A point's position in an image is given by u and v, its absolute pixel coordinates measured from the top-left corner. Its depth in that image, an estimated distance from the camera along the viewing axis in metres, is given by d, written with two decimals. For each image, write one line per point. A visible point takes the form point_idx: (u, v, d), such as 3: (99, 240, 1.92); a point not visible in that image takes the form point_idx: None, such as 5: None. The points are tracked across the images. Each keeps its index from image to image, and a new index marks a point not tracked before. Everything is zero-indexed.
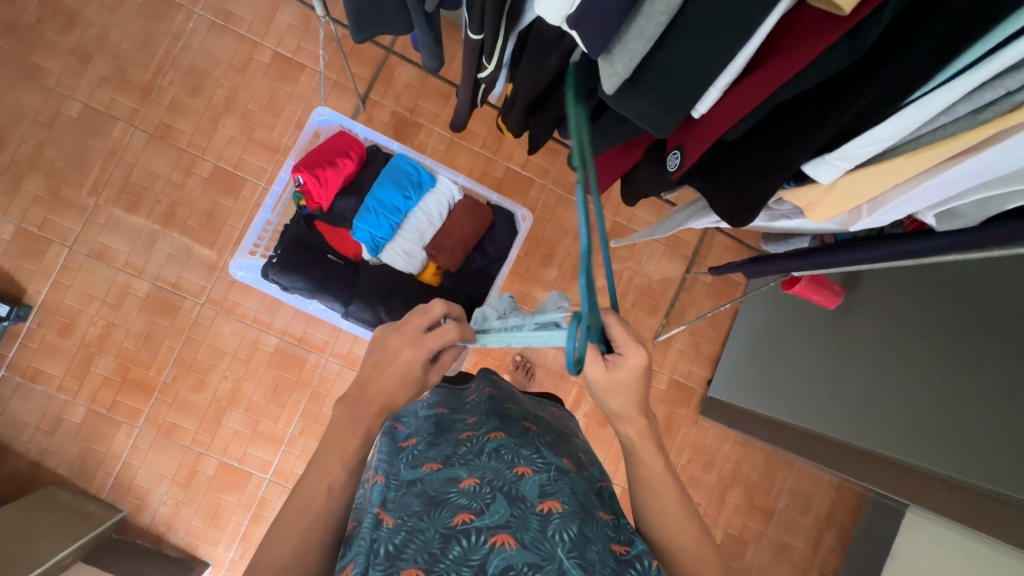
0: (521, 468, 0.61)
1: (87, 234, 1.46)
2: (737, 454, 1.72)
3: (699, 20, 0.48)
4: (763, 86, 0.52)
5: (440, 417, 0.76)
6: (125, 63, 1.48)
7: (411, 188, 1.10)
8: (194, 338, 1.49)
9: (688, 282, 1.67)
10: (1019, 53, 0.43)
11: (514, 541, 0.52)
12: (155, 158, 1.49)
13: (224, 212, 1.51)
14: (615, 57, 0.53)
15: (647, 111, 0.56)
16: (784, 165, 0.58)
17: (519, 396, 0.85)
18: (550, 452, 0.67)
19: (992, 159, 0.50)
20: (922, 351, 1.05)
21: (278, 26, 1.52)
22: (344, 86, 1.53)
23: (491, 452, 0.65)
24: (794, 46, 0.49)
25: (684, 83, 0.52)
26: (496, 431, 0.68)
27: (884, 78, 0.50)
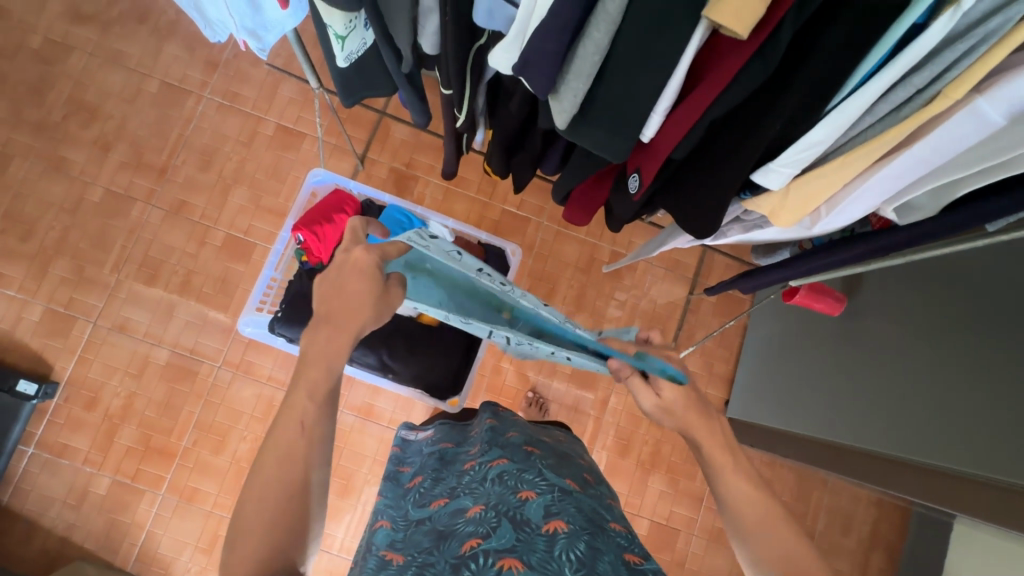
0: (523, 490, 0.62)
1: (109, 309, 1.53)
2: (766, 475, 1.67)
3: (626, 60, 0.53)
4: (698, 107, 0.57)
5: (444, 451, 0.79)
6: (142, 148, 1.60)
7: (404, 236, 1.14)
8: (213, 401, 1.53)
9: (693, 303, 1.67)
10: (913, 56, 0.48)
11: (521, 563, 0.52)
12: (171, 232, 1.58)
13: (236, 276, 1.58)
14: (561, 96, 0.58)
15: (601, 139, 0.61)
16: (734, 174, 0.63)
17: (523, 423, 0.87)
18: (553, 474, 0.67)
19: (926, 150, 0.55)
20: (935, 349, 1.03)
21: (279, 101, 1.64)
22: (342, 148, 1.62)
23: (494, 478, 0.65)
24: (718, 69, 0.54)
25: (628, 113, 0.58)
26: (498, 458, 0.69)
27: (798, 86, 0.54)
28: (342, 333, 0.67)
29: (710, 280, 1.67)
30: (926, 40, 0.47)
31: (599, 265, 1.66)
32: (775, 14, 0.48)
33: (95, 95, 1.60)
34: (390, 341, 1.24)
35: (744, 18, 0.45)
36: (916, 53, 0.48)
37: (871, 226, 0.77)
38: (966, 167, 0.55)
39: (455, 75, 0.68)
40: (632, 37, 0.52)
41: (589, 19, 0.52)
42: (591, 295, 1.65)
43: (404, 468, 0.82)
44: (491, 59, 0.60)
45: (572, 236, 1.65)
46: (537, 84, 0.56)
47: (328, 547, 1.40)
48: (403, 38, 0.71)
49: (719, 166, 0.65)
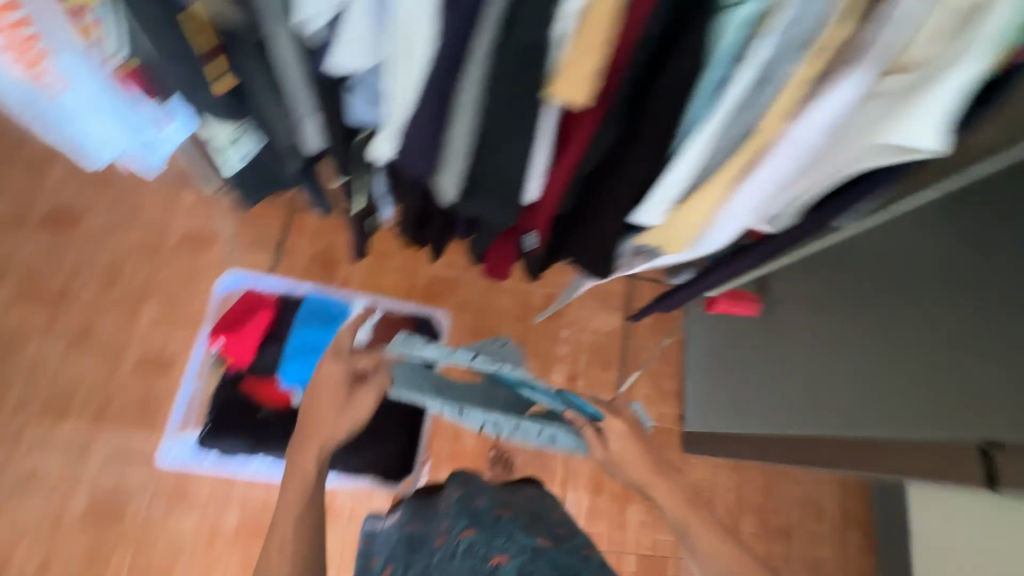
0: (494, 556, 0.60)
1: (11, 461, 1.37)
2: (735, 480, 1.71)
3: (493, 137, 0.58)
4: (568, 166, 0.62)
5: (411, 531, 0.75)
6: (34, 279, 1.49)
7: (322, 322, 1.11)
8: (148, 539, 1.37)
9: (630, 328, 1.74)
10: (730, 100, 0.52)
11: None
12: (77, 362, 1.45)
13: (159, 395, 1.46)
14: (445, 175, 0.62)
15: (492, 206, 0.65)
16: (617, 217, 0.67)
17: (490, 486, 0.86)
18: (524, 535, 0.66)
19: (766, 176, 0.57)
20: (847, 330, 1.10)
21: (184, 206, 1.59)
22: (258, 242, 1.59)
23: (464, 551, 0.63)
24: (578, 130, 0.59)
25: (509, 181, 0.62)
26: (467, 528, 0.67)
27: (646, 137, 0.59)
28: (316, 440, 0.75)
29: (641, 303, 1.74)
30: (736, 85, 0.51)
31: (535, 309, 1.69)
32: (608, 78, 0.53)
33: None
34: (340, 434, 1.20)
35: (583, 92, 0.50)
36: (731, 98, 0.52)
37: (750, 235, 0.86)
38: (806, 178, 0.61)
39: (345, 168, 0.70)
40: (492, 117, 0.55)
41: (451, 108, 0.55)
42: (533, 340, 1.67)
43: (371, 560, 0.78)
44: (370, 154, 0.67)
45: (504, 287, 1.69)
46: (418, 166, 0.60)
47: None
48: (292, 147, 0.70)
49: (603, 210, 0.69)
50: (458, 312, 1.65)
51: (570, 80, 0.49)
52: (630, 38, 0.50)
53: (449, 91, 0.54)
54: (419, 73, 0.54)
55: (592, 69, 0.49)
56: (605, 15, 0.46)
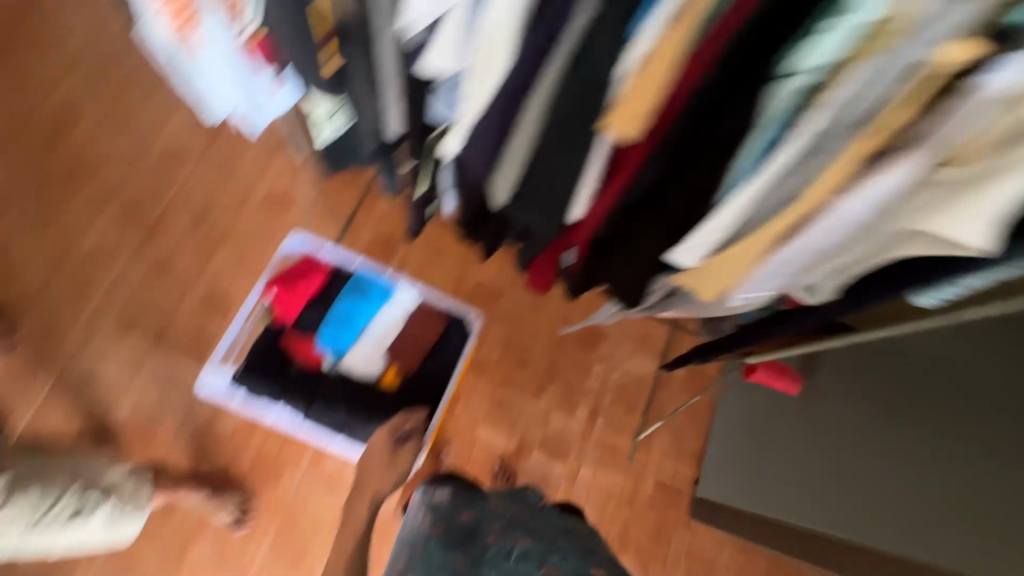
0: (521, 540, 0.94)
1: (80, 360, 1.65)
2: (738, 562, 1.66)
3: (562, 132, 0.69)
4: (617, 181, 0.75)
5: (471, 525, 0.99)
6: (136, 205, 1.81)
7: (374, 299, 1.43)
8: (169, 456, 1.60)
9: (663, 378, 1.79)
10: (788, 151, 0.57)
11: None
12: (151, 285, 1.74)
13: (211, 331, 1.72)
14: (504, 172, 0.79)
15: (537, 213, 0.83)
16: (660, 230, 0.77)
17: (536, 524, 1.03)
18: (570, 560, 0.90)
19: (828, 229, 0.64)
20: None
21: (272, 169, 1.88)
22: (327, 214, 1.85)
23: (518, 556, 0.89)
24: (619, 173, 0.74)
25: (548, 188, 0.78)
26: (520, 539, 0.93)
27: (693, 167, 0.67)
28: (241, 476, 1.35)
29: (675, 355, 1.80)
30: (816, 123, 0.54)
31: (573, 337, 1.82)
32: (662, 125, 0.65)
33: (96, 156, 1.83)
34: (363, 407, 1.36)
35: (634, 125, 0.63)
36: (788, 152, 0.57)
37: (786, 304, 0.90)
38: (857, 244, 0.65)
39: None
40: (551, 140, 0.71)
41: (516, 120, 0.72)
42: (565, 366, 1.80)
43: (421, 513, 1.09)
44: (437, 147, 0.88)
45: (547, 308, 1.83)
46: (476, 164, 0.79)
47: None
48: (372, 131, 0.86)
49: (631, 224, 0.81)
50: (498, 319, 1.81)
51: (618, 109, 0.63)
52: (689, 73, 0.58)
53: (516, 101, 0.70)
54: (491, 84, 0.68)
55: (643, 105, 0.61)
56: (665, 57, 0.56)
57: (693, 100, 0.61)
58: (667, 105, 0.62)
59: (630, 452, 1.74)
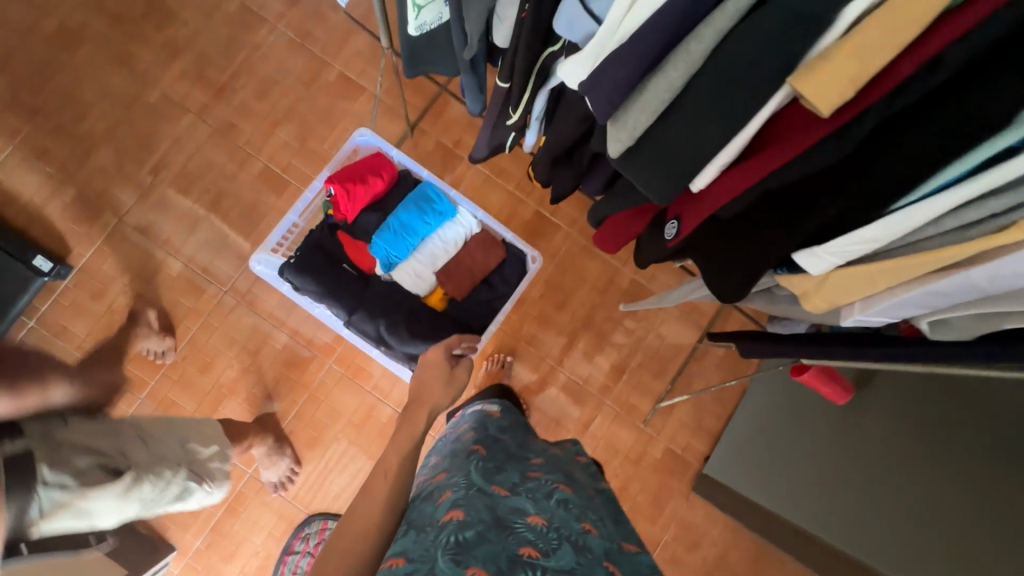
0: (561, 486, 0.95)
1: (139, 209, 1.69)
2: (726, 540, 1.68)
3: (724, 81, 0.57)
4: (759, 170, 0.62)
5: (512, 458, 1.03)
6: (207, 62, 1.76)
7: (433, 214, 1.39)
8: (210, 321, 1.66)
9: (700, 352, 1.74)
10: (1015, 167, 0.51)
11: (536, 551, 0.76)
12: (214, 149, 1.73)
13: (265, 208, 1.72)
14: (621, 123, 0.65)
15: (652, 180, 0.67)
16: (802, 227, 0.65)
17: (574, 473, 1.06)
18: (603, 521, 0.91)
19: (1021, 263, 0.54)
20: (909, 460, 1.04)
21: (348, 51, 1.78)
22: (396, 111, 1.77)
23: (558, 500, 0.90)
24: (763, 155, 0.62)
25: (679, 152, 0.63)
26: (560, 485, 0.95)
27: (888, 167, 0.58)
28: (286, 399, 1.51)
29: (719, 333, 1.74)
30: None
31: (617, 289, 1.77)
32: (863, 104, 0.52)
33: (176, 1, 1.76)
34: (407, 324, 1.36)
35: (825, 95, 0.49)
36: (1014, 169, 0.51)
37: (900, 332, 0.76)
38: None
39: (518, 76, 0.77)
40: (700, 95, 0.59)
41: (672, 51, 0.58)
42: (603, 317, 1.76)
43: (465, 435, 1.11)
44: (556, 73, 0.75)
45: (597, 255, 1.77)
46: (598, 105, 0.65)
47: (284, 492, 1.61)
48: (476, 42, 0.80)
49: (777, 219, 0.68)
50: (546, 256, 1.76)
51: (810, 68, 0.50)
52: (932, 38, 0.48)
53: (681, 29, 0.57)
54: (652, 8, 0.58)
55: (853, 73, 0.48)
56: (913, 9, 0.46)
57: (925, 73, 0.49)
58: (880, 76, 0.50)
59: (648, 416, 1.73)
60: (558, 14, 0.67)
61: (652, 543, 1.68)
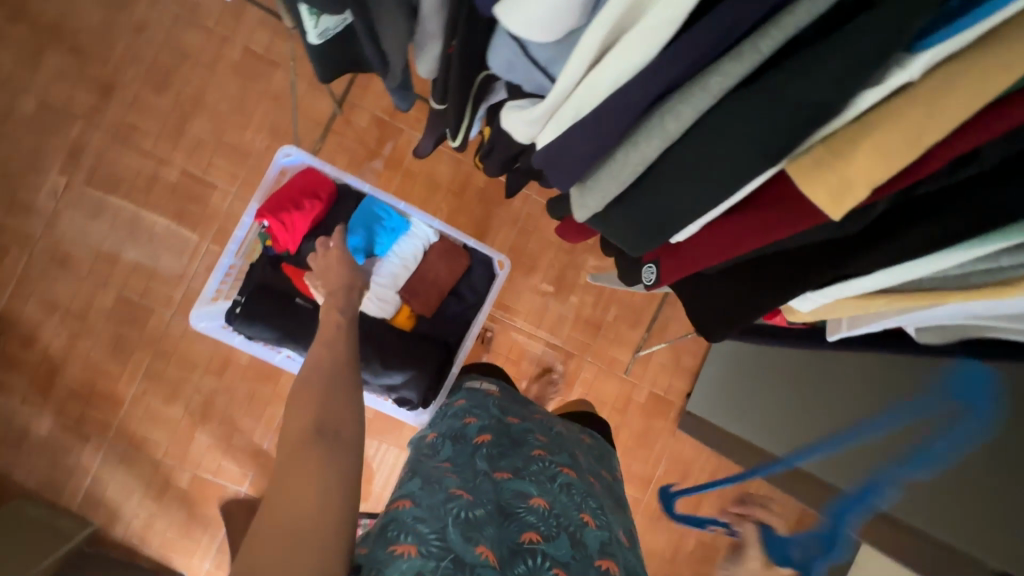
0: (566, 469, 0.91)
1: (48, 239, 1.50)
2: (713, 465, 1.80)
3: (699, 164, 0.46)
4: (741, 242, 0.54)
5: (512, 432, 1.01)
6: (83, 56, 1.50)
7: (385, 232, 1.32)
8: (164, 349, 1.55)
9: (672, 296, 1.76)
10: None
11: (537, 539, 0.74)
12: (119, 159, 1.53)
13: (193, 217, 1.56)
14: (587, 191, 0.55)
15: (627, 235, 0.57)
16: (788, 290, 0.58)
17: (573, 448, 1.05)
18: (605, 510, 0.89)
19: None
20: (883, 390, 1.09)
21: (248, 21, 1.55)
22: (318, 86, 1.58)
23: (561, 486, 0.86)
24: (748, 217, 0.53)
25: (660, 222, 0.53)
26: (565, 468, 0.91)
27: (894, 246, 0.48)
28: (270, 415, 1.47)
29: None
30: None
31: (584, 246, 1.73)
32: (879, 195, 0.43)
33: None
34: (377, 357, 1.28)
35: (839, 201, 0.41)
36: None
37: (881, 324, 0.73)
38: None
39: (452, 100, 0.70)
40: (673, 171, 0.49)
41: (644, 125, 0.48)
42: (572, 276, 1.73)
43: (469, 419, 1.01)
44: (502, 117, 0.65)
45: None
46: (560, 177, 0.57)
47: None
48: (398, 68, 0.72)
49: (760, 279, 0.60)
50: (507, 223, 1.69)
51: (818, 168, 0.42)
52: (965, 134, 0.38)
53: (655, 100, 0.46)
54: (614, 81, 0.46)
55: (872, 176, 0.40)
56: (950, 105, 0.37)
57: (948, 172, 0.42)
58: (906, 171, 0.41)
59: (629, 365, 1.77)
60: (494, 55, 0.58)
61: (647, 480, 1.78)
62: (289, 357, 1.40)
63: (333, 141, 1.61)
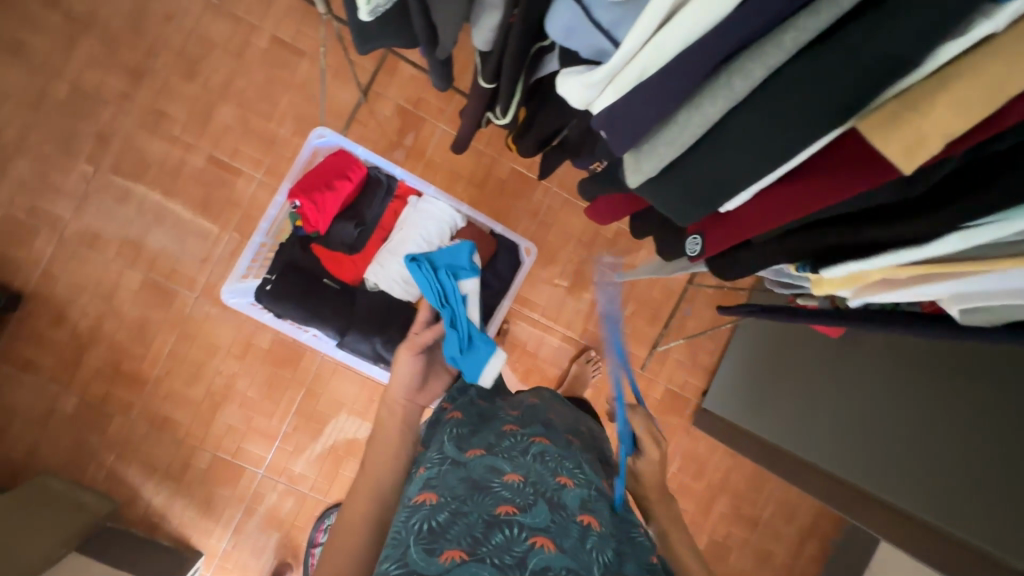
0: (539, 438, 0.84)
1: (77, 221, 1.53)
2: (728, 464, 1.79)
3: (765, 124, 0.46)
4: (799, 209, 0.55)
5: (490, 414, 0.96)
6: (116, 43, 1.53)
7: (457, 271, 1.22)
8: (187, 331, 1.57)
9: (690, 293, 1.75)
10: None
11: (513, 511, 0.65)
12: (148, 144, 1.56)
13: (219, 202, 1.58)
14: (643, 156, 0.56)
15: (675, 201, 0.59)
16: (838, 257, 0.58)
17: (566, 417, 1.01)
18: (589, 468, 0.81)
19: None
20: (899, 382, 1.07)
21: (276, 11, 1.57)
22: (344, 75, 1.60)
23: (536, 455, 0.79)
24: (805, 181, 0.54)
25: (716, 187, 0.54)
26: (538, 437, 0.84)
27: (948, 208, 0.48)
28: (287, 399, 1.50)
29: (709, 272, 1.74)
30: None
31: (603, 240, 1.73)
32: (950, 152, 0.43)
33: None
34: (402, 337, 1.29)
35: (912, 153, 0.41)
36: None
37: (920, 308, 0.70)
38: None
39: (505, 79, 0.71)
40: (734, 133, 0.49)
41: (710, 84, 0.48)
42: (589, 269, 1.73)
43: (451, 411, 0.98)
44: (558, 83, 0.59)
45: (580, 207, 1.71)
46: (615, 141, 0.55)
47: (300, 486, 1.62)
48: (450, 43, 0.71)
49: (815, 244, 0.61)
50: (526, 216, 1.69)
51: (892, 124, 0.41)
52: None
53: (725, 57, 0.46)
54: (684, 40, 0.45)
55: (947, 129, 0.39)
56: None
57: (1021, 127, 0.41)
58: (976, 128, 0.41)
59: (646, 360, 1.76)
60: (553, 18, 0.54)
61: None
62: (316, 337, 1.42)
63: (358, 130, 1.62)
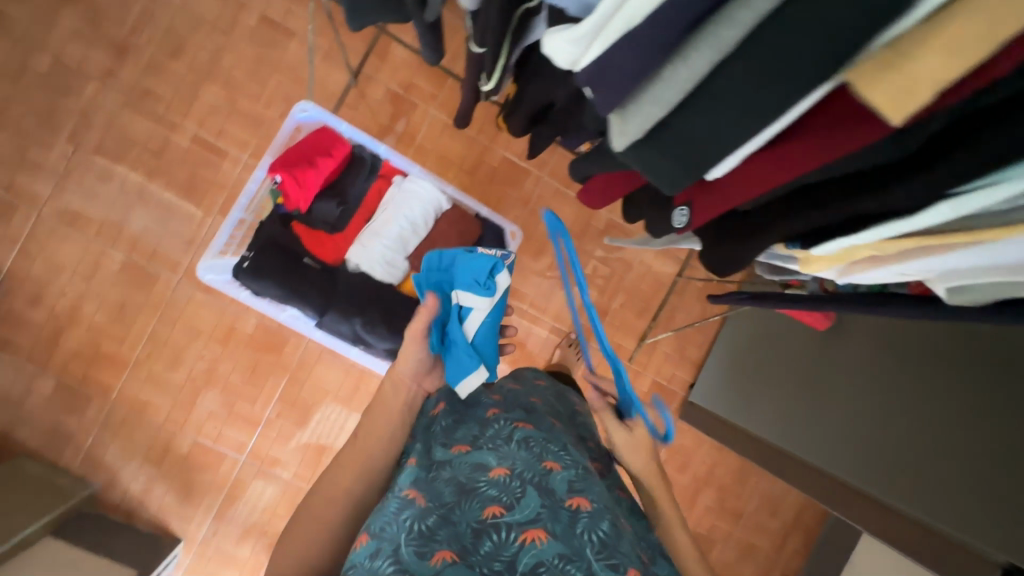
0: (522, 424, 0.82)
1: (57, 198, 1.50)
2: (713, 458, 1.79)
3: (750, 80, 0.44)
4: (791, 170, 0.53)
5: (474, 404, 0.94)
6: (100, 16, 1.49)
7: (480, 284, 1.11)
8: (169, 314, 1.55)
9: (679, 286, 1.75)
10: None
11: (501, 510, 0.64)
12: (131, 121, 1.52)
13: (204, 183, 1.55)
14: (627, 117, 0.51)
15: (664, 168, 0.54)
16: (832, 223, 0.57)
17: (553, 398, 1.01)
18: (575, 450, 0.80)
19: None
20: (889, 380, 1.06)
21: None
22: (334, 57, 1.57)
23: (520, 442, 0.77)
24: (795, 145, 0.52)
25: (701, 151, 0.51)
26: (524, 423, 0.82)
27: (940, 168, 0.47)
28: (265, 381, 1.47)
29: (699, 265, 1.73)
30: None
31: (594, 231, 1.72)
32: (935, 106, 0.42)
33: None
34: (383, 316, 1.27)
35: (899, 103, 0.40)
36: None
37: (908, 289, 0.69)
38: None
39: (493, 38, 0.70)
40: (722, 89, 0.46)
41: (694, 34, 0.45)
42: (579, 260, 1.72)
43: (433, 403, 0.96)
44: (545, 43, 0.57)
45: (571, 197, 1.70)
46: (601, 99, 0.53)
47: (283, 472, 1.60)
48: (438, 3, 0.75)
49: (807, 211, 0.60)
50: (517, 205, 1.68)
51: (879, 74, 0.40)
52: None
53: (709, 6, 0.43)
54: None
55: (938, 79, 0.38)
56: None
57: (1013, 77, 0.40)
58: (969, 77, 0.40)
59: (634, 352, 1.75)
60: None
61: None
62: (295, 316, 1.40)
63: (347, 112, 1.59)
